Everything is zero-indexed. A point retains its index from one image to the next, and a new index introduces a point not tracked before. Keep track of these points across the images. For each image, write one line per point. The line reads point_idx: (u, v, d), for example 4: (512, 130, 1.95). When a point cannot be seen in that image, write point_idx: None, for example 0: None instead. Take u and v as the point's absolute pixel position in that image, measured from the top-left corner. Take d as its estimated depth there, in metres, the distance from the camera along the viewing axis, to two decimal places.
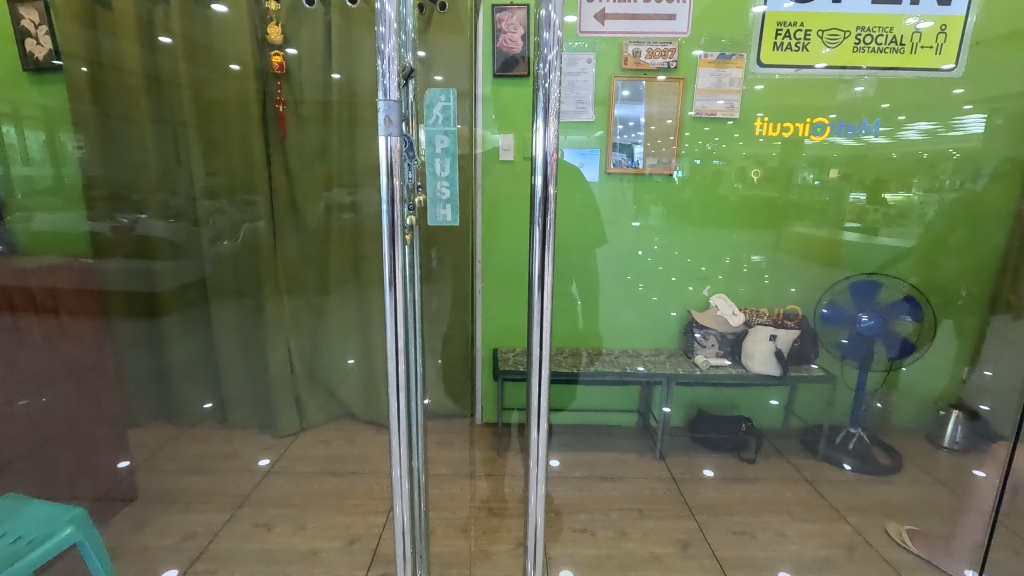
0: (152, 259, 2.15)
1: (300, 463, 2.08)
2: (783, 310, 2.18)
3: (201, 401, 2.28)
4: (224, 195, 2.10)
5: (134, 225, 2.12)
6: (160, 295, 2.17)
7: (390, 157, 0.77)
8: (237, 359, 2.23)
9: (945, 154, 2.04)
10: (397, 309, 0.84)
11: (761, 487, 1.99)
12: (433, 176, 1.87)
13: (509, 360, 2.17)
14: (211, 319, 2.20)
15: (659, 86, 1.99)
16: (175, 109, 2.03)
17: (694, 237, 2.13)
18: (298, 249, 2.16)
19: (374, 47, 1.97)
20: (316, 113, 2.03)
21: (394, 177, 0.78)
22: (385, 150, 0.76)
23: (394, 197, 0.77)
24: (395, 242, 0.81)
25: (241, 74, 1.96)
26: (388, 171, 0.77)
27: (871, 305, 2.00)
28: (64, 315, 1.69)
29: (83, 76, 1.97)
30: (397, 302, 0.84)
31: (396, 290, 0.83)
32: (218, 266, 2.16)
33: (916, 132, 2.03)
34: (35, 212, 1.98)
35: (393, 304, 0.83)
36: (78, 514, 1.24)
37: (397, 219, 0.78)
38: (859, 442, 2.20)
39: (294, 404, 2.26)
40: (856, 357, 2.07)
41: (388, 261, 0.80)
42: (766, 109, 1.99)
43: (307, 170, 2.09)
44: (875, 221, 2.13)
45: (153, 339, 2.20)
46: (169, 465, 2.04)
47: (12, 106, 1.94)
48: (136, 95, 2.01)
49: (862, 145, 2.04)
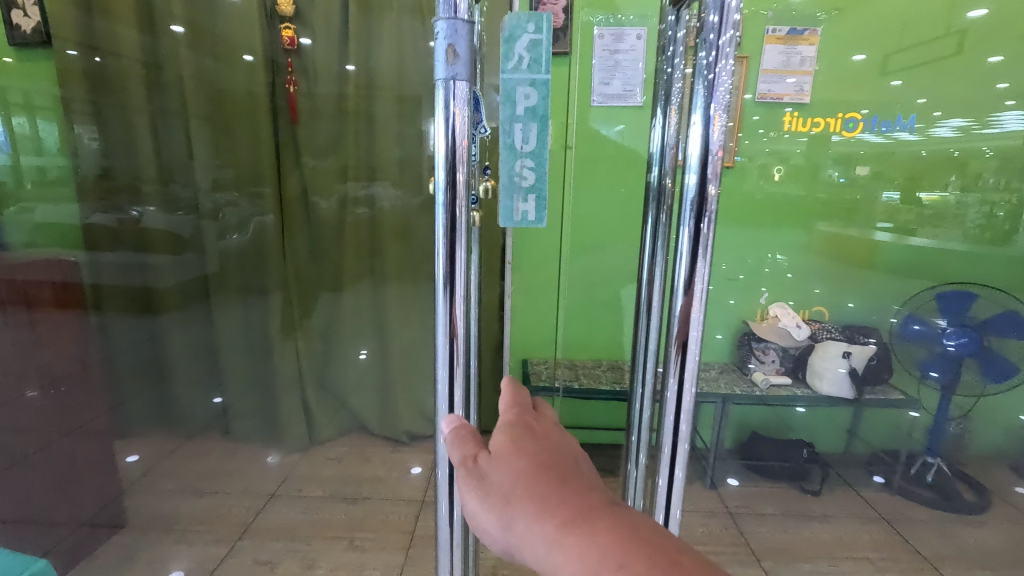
0: (149, 252, 1.95)
1: (308, 486, 1.85)
2: (807, 313, 1.95)
3: (199, 409, 2.06)
4: (234, 186, 1.88)
5: (136, 217, 1.92)
6: (157, 292, 1.96)
7: (454, 151, 0.55)
8: (240, 364, 2.01)
9: (977, 153, 1.77)
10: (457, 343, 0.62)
11: (831, 526, 1.73)
12: (512, 129, 0.66)
13: (542, 373, 1.88)
14: (211, 319, 1.98)
15: None
16: (172, 97, 1.82)
17: (727, 236, 1.88)
18: (310, 249, 1.95)
19: (397, 35, 1.75)
20: (331, 106, 1.82)
21: (457, 172, 0.56)
22: (447, 137, 0.55)
23: (457, 197, 0.55)
24: (468, 249, 0.60)
25: (251, 66, 1.76)
26: (450, 164, 0.55)
27: (963, 321, 1.74)
28: (36, 308, 1.50)
29: (75, 60, 1.78)
30: (457, 330, 0.61)
31: (459, 308, 0.61)
32: (222, 264, 1.95)
33: (949, 129, 1.76)
34: (36, 204, 1.85)
35: (450, 343, 0.61)
36: (40, 567, 1.05)
37: (458, 232, 0.57)
38: (938, 473, 1.93)
39: (302, 416, 2.03)
40: (940, 380, 1.81)
41: (444, 274, 0.58)
42: (795, 104, 1.76)
43: (319, 161, 1.86)
44: (910, 221, 1.85)
45: (149, 342, 1.99)
46: (166, 484, 1.82)
47: (25, 97, 1.81)
48: (131, 80, 1.80)
49: (891, 142, 1.79)
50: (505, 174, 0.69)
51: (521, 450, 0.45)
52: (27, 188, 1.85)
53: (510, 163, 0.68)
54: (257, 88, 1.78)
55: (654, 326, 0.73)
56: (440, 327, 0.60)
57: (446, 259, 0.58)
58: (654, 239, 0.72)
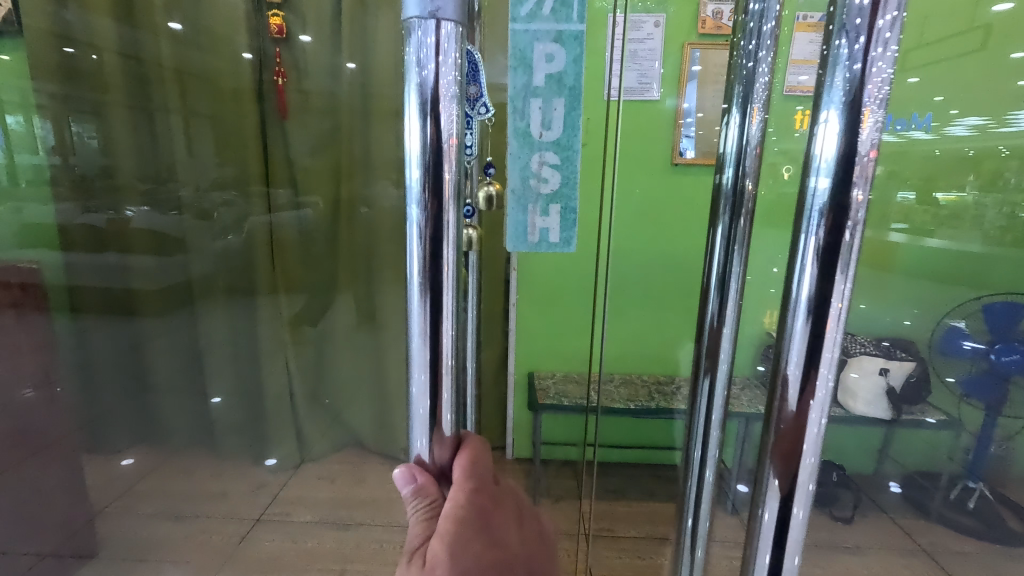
0: (128, 252, 1.81)
1: (298, 509, 1.73)
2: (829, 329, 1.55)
3: (180, 425, 1.91)
4: (234, 185, 1.75)
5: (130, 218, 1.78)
6: (138, 294, 1.83)
7: (441, 146, 0.35)
8: (227, 376, 1.88)
9: (992, 152, 1.57)
10: (439, 444, 0.38)
11: (865, 559, 1.61)
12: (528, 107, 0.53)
13: (549, 389, 1.90)
14: (196, 327, 1.85)
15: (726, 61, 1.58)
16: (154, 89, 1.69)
17: None
18: (301, 254, 1.81)
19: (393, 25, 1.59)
20: (324, 103, 1.68)
21: (444, 172, 0.35)
22: (426, 124, 0.34)
23: (447, 212, 0.35)
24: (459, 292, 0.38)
25: (241, 65, 1.65)
26: (432, 160, 0.35)
27: (1011, 335, 1.58)
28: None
29: (56, 54, 1.64)
30: (443, 421, 0.38)
31: (449, 382, 0.38)
32: (208, 268, 1.82)
33: (964, 128, 1.58)
34: (23, 203, 1.67)
35: (434, 438, 0.38)
36: None
37: (446, 268, 0.36)
38: (982, 500, 1.77)
39: (293, 432, 1.91)
40: (983, 398, 1.68)
41: (425, 346, 0.36)
42: None
43: (312, 158, 1.73)
44: (926, 222, 1.64)
45: (129, 351, 1.85)
46: (146, 506, 1.70)
47: (21, 96, 1.64)
48: (108, 70, 1.68)
49: (904, 141, 1.57)
50: (519, 175, 0.56)
51: (469, 575, 0.36)
52: (20, 187, 1.67)
53: (524, 159, 0.56)
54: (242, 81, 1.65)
55: (721, 390, 0.50)
56: (420, 416, 0.38)
57: (425, 308, 0.36)
58: (719, 273, 0.48)
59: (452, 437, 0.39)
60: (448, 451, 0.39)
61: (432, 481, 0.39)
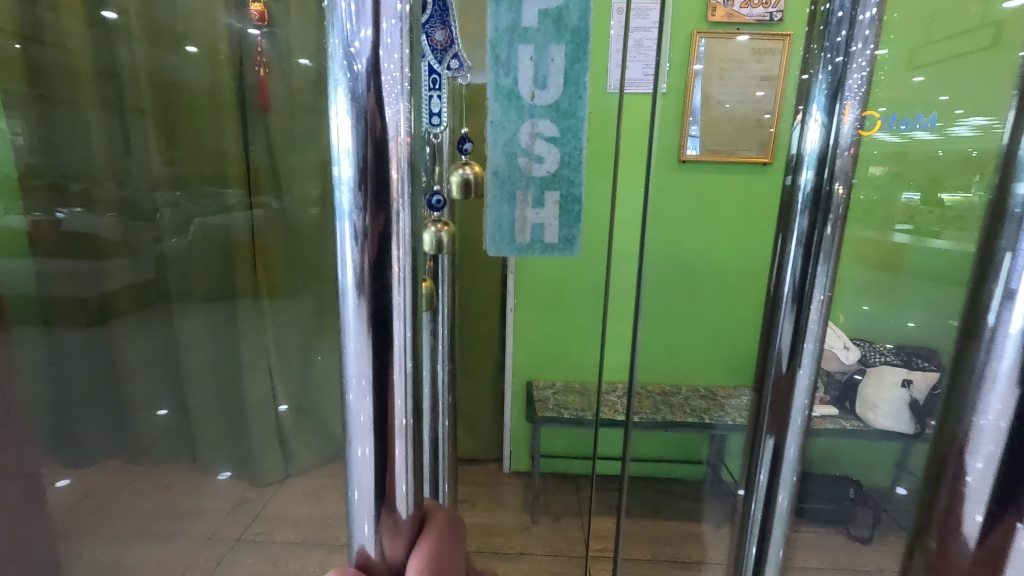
0: (101, 257, 1.64)
1: (281, 530, 1.69)
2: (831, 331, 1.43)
3: (157, 437, 1.80)
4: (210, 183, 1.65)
5: (62, 221, 1.56)
6: (110, 300, 1.67)
7: (389, 156, 0.25)
8: (207, 387, 1.78)
9: None
10: (389, 530, 0.31)
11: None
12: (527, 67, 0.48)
13: (549, 401, 1.77)
14: (175, 333, 1.73)
15: (737, 49, 1.55)
16: (121, 76, 1.54)
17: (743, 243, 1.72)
18: (286, 259, 1.73)
19: None
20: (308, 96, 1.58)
21: (392, 183, 0.25)
22: (355, 114, 0.24)
23: (396, 243, 0.26)
24: (417, 321, 0.29)
25: (214, 60, 1.55)
26: (368, 167, 0.25)
27: None
28: None
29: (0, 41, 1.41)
30: (396, 503, 0.31)
31: (403, 441, 0.30)
32: (186, 271, 1.71)
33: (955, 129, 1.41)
34: None
35: (380, 513, 0.30)
36: None
37: (398, 309, 0.27)
38: None
39: (278, 447, 1.83)
40: None
41: (365, 412, 0.29)
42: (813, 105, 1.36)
43: (296, 156, 1.63)
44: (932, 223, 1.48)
45: (99, 356, 1.69)
46: (120, 526, 1.63)
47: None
48: (66, 50, 1.48)
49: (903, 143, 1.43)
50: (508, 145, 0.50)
51: None
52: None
53: (511, 129, 0.49)
54: (218, 62, 1.55)
55: (796, 426, 0.39)
56: (361, 490, 0.30)
57: (368, 348, 0.28)
58: (789, 287, 0.37)
59: (410, 518, 0.32)
60: (402, 546, 0.31)
61: None
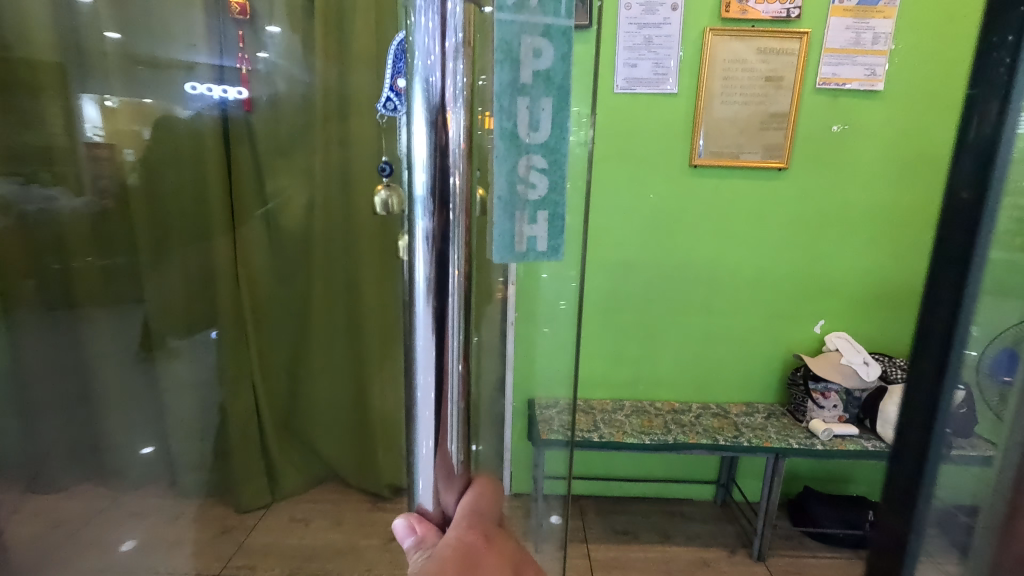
0: (68, 264, 1.52)
1: (265, 562, 1.55)
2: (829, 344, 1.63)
3: (130, 460, 1.67)
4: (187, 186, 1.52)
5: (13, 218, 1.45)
6: (79, 313, 1.55)
7: (450, 160, 0.44)
8: (185, 406, 1.65)
9: None
10: (443, 460, 0.51)
11: None
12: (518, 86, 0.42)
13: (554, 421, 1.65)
14: (150, 350, 1.61)
15: (743, 49, 1.48)
16: (84, 68, 1.41)
17: (758, 251, 1.63)
18: (271, 271, 1.61)
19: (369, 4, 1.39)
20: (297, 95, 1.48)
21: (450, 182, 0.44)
22: (430, 144, 0.44)
23: (453, 230, 0.45)
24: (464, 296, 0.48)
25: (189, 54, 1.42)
26: (438, 175, 0.44)
27: None
28: None
29: None
30: (446, 427, 0.50)
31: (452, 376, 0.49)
32: (159, 282, 1.57)
33: None
34: None
35: (438, 460, 0.50)
36: None
37: (451, 291, 0.46)
38: None
39: (262, 470, 1.70)
40: None
41: (428, 335, 0.47)
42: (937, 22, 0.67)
43: (282, 158, 1.52)
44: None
45: (69, 373, 1.58)
46: (91, 560, 1.51)
47: None
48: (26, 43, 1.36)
49: None
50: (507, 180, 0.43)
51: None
52: None
53: (510, 163, 0.42)
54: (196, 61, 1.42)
55: None
56: (427, 428, 0.50)
57: (431, 311, 0.47)
58: None
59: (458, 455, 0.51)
60: (453, 494, 0.51)
61: (432, 529, 0.49)
